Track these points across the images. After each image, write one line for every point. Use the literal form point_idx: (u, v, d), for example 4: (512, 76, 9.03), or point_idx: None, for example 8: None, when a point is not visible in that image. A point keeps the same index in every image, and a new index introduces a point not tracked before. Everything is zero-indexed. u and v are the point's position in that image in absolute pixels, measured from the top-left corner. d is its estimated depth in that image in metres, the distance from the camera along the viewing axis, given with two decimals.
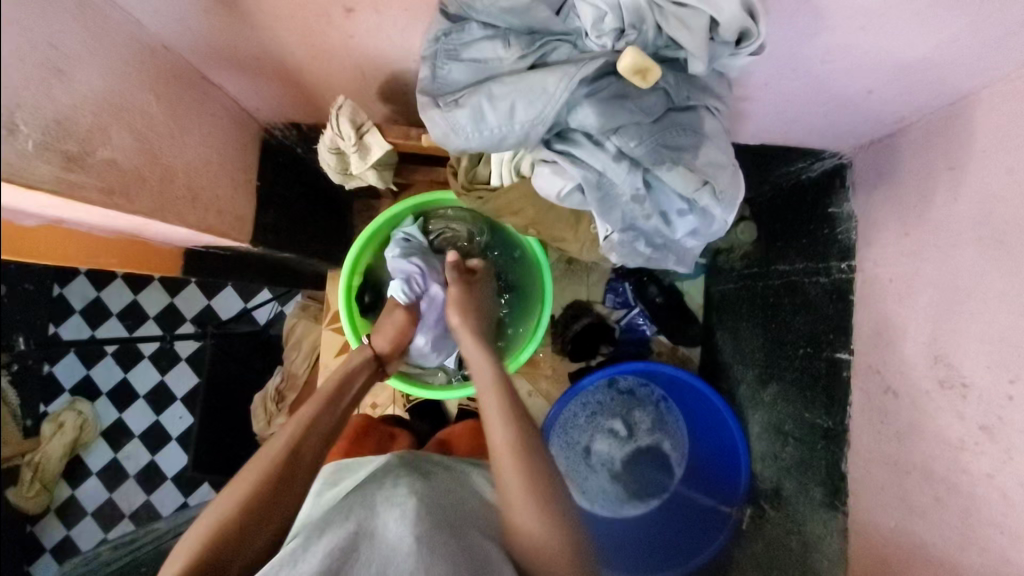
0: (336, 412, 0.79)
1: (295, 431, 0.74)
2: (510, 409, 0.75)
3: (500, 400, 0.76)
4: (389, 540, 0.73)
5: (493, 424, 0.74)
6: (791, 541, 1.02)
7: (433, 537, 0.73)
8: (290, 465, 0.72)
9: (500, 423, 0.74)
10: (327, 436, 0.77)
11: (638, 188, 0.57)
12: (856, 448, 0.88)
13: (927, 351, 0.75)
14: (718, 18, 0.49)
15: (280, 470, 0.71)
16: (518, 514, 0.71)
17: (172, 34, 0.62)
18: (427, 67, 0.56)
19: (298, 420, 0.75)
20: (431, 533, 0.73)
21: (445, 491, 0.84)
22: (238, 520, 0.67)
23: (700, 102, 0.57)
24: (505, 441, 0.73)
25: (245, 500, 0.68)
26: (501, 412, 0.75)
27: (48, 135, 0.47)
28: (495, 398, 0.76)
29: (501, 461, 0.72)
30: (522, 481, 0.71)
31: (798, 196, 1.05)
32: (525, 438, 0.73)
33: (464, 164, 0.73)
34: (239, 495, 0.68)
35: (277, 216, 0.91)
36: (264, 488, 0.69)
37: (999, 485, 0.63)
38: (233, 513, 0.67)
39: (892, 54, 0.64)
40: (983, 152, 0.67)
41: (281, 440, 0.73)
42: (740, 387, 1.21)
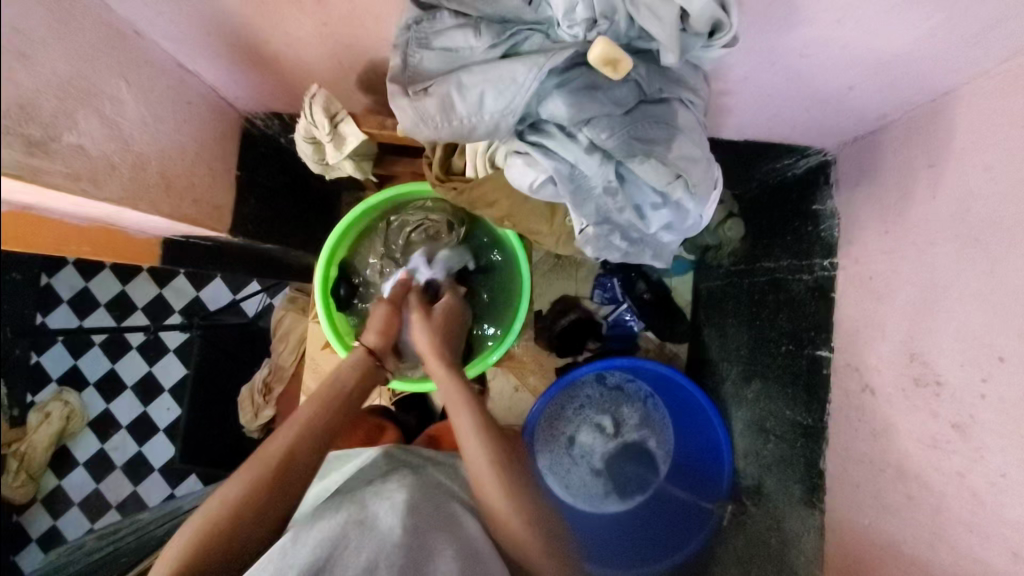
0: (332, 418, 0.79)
1: (291, 435, 0.75)
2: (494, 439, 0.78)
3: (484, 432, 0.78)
4: (380, 531, 0.73)
5: (478, 454, 0.77)
6: (770, 538, 1.02)
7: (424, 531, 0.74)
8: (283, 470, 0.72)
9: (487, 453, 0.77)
10: (324, 436, 0.77)
11: (610, 180, 0.57)
12: (834, 445, 0.88)
13: (903, 349, 0.75)
14: (688, 9, 0.48)
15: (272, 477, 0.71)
16: (515, 536, 0.74)
17: (144, 19, 0.62)
18: (398, 55, 0.54)
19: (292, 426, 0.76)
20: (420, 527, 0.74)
21: (433, 487, 0.84)
22: (231, 524, 0.68)
23: (672, 94, 0.56)
24: (491, 465, 0.76)
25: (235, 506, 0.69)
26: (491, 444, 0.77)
27: (9, 119, 0.46)
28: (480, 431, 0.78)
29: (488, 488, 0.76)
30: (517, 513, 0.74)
31: (784, 193, 1.05)
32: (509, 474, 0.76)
33: (439, 155, 0.72)
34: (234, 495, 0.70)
35: (257, 206, 0.91)
36: (254, 492, 0.70)
37: (969, 484, 0.63)
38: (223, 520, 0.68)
39: (871, 50, 0.64)
40: (961, 150, 0.66)
41: (275, 445, 0.74)
42: (725, 384, 1.21)
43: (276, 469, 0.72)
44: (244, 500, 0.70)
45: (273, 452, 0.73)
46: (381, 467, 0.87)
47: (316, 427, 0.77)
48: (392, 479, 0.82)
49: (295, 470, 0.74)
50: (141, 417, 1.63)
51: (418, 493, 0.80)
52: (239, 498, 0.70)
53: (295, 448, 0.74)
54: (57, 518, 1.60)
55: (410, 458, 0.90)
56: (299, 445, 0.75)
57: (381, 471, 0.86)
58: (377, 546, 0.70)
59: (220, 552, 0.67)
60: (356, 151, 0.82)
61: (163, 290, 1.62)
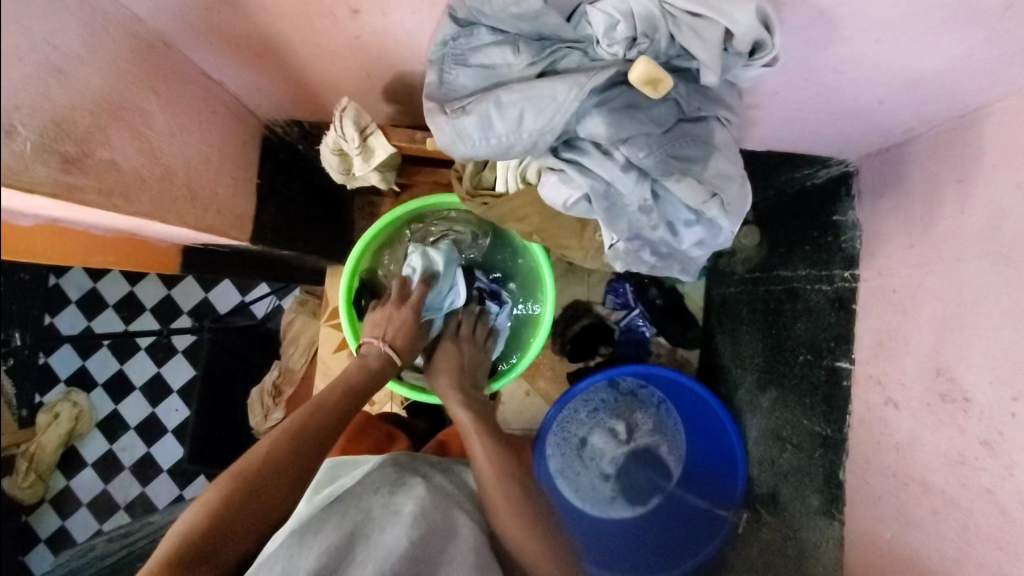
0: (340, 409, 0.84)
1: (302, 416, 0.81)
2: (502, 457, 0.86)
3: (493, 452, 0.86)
4: (386, 548, 0.71)
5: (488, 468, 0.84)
6: (787, 546, 1.02)
7: (431, 548, 0.72)
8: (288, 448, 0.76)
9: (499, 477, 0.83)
10: (333, 421, 0.82)
11: (646, 198, 0.56)
12: (854, 457, 0.88)
13: (929, 364, 0.74)
14: (733, 30, 0.48)
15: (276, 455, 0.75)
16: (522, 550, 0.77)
17: (173, 31, 0.61)
18: (434, 72, 0.55)
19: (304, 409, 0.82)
20: (427, 544, 0.72)
21: (444, 498, 0.82)
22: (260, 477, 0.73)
23: (710, 112, 0.55)
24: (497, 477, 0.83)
25: (262, 462, 0.74)
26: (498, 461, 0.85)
27: (45, 137, 0.45)
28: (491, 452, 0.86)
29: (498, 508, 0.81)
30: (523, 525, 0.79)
31: (803, 201, 1.04)
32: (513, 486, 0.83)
33: (469, 169, 0.73)
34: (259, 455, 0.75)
35: (276, 213, 0.90)
36: (278, 453, 0.75)
37: (998, 502, 0.63)
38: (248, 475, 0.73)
39: (905, 67, 0.64)
40: (992, 166, 0.66)
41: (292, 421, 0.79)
42: (739, 391, 1.21)
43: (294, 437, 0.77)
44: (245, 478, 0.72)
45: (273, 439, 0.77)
46: (386, 472, 0.85)
47: (326, 411, 0.82)
48: (400, 491, 0.82)
49: (302, 450, 0.77)
50: (149, 419, 1.63)
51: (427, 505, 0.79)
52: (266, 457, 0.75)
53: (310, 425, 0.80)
54: (65, 518, 1.59)
55: (417, 466, 0.89)
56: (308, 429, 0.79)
57: (391, 478, 0.84)
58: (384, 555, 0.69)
59: (243, 500, 0.71)
60: (383, 163, 0.81)
61: (171, 292, 1.61)
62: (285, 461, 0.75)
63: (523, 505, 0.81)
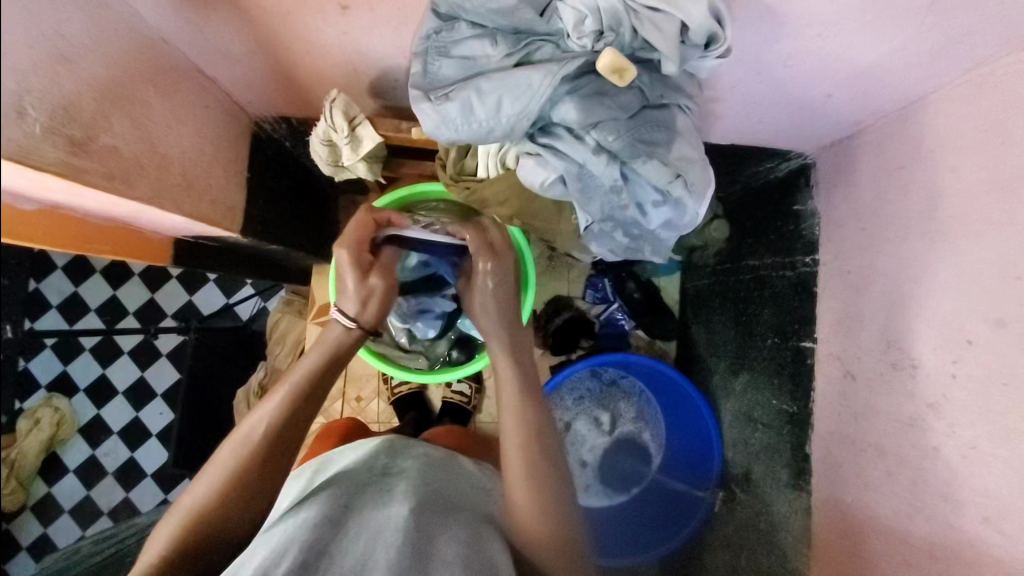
0: (313, 400, 0.72)
1: (267, 418, 0.69)
2: (524, 413, 0.72)
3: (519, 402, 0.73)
4: (378, 525, 0.67)
5: (508, 426, 0.72)
6: (760, 522, 1.07)
7: (425, 519, 0.69)
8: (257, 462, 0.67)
9: (517, 435, 0.71)
10: (303, 418, 0.71)
11: (616, 179, 0.62)
12: (818, 430, 0.94)
13: (881, 337, 0.80)
14: (688, 24, 0.53)
15: (247, 476, 0.67)
16: (525, 518, 0.70)
17: (169, 28, 0.64)
18: (418, 63, 0.59)
19: (267, 409, 0.70)
20: (421, 515, 0.69)
21: (441, 478, 0.80)
22: (230, 493, 0.66)
23: (672, 101, 0.62)
24: (515, 439, 0.71)
25: (233, 471, 0.66)
26: (516, 417, 0.72)
27: (53, 120, 0.49)
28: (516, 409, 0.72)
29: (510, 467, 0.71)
30: (528, 496, 0.69)
31: (766, 194, 1.11)
32: (534, 466, 0.70)
33: (453, 156, 0.79)
34: (227, 464, 0.67)
35: (264, 207, 0.93)
36: (246, 463, 0.67)
37: (943, 457, 0.68)
38: (217, 491, 0.66)
39: (849, 60, 0.70)
40: (929, 152, 0.73)
41: (258, 422, 0.69)
42: (714, 377, 1.26)
43: (262, 444, 0.68)
44: (223, 503, 0.66)
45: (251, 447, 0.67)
46: (379, 459, 0.82)
47: (295, 411, 0.70)
48: (393, 474, 0.78)
49: (275, 456, 0.69)
50: (133, 422, 1.62)
51: (422, 486, 0.76)
52: (236, 465, 0.67)
53: (277, 430, 0.69)
54: (47, 525, 1.58)
55: (411, 450, 0.87)
56: (276, 440, 0.68)
57: (385, 463, 0.81)
58: (378, 531, 0.66)
59: (217, 519, 0.66)
60: (370, 153, 0.85)
61: (155, 294, 1.61)
62: (256, 478, 0.67)
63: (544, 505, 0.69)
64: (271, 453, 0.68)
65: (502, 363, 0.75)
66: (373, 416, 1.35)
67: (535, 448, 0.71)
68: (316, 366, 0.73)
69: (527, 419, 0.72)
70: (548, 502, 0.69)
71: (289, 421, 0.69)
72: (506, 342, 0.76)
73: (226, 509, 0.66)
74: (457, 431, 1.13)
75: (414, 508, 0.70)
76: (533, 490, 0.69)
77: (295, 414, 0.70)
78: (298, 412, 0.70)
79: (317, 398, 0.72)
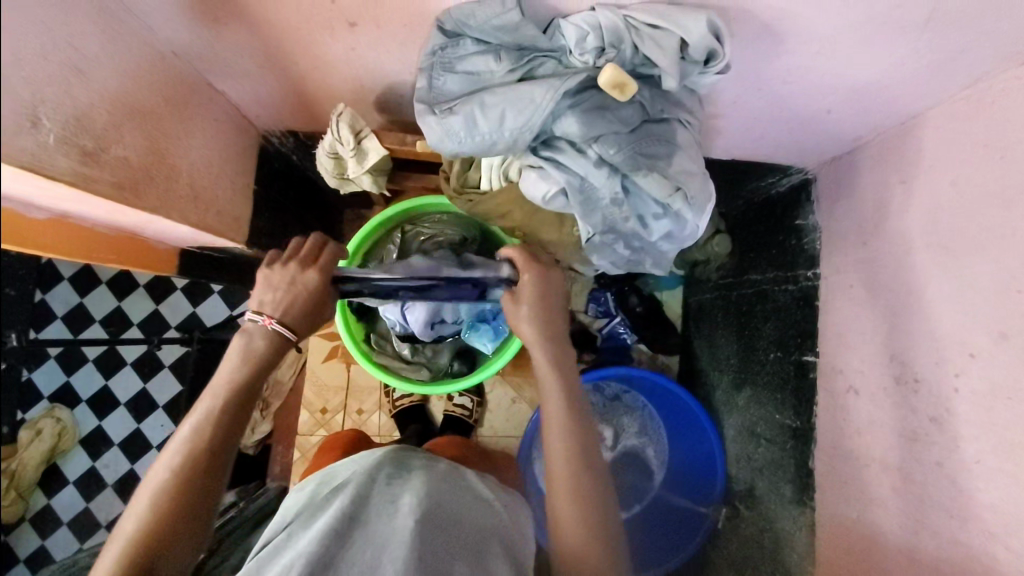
0: (242, 406, 0.65)
1: (194, 435, 0.62)
2: (572, 428, 0.71)
3: (564, 418, 0.71)
4: (382, 536, 0.67)
5: (557, 443, 0.70)
6: (764, 539, 1.06)
7: (428, 530, 0.69)
8: (190, 476, 0.60)
9: (562, 449, 0.70)
10: (235, 425, 0.64)
11: (617, 192, 0.63)
12: (821, 444, 0.93)
13: (884, 351, 0.80)
14: (687, 40, 0.55)
15: (179, 494, 0.60)
16: (568, 534, 0.67)
17: (182, 43, 0.66)
18: (424, 78, 0.61)
19: (192, 419, 0.63)
20: (425, 527, 0.69)
21: (448, 484, 0.80)
22: (163, 522, 0.58)
23: (673, 115, 0.63)
24: (561, 457, 0.70)
25: (167, 496, 0.59)
26: (565, 431, 0.71)
27: (66, 130, 0.50)
28: (561, 424, 0.71)
29: (557, 484, 0.69)
30: (577, 514, 0.67)
31: (768, 209, 1.12)
32: (576, 480, 0.68)
33: (456, 169, 0.80)
34: (157, 493, 0.59)
35: (270, 220, 0.94)
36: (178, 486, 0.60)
37: (947, 472, 0.68)
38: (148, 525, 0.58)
39: (847, 76, 0.71)
40: (928, 168, 0.73)
41: (185, 441, 0.62)
42: (717, 393, 1.26)
43: (195, 461, 0.61)
44: (155, 538, 0.58)
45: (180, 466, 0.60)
46: (383, 469, 0.81)
47: (226, 420, 0.64)
48: (398, 483, 0.77)
49: (210, 473, 0.62)
50: (134, 434, 1.62)
51: (425, 494, 0.75)
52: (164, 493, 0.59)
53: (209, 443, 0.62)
54: (45, 537, 1.57)
55: (412, 460, 0.87)
56: (206, 449, 0.62)
57: (389, 471, 0.81)
58: (382, 543, 0.66)
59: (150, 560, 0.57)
60: (375, 166, 0.86)
61: (159, 306, 1.62)
62: (191, 497, 0.60)
63: (592, 517, 0.67)
64: (205, 465, 0.61)
65: (558, 379, 0.73)
66: (374, 429, 1.34)
67: (578, 461, 0.69)
68: (238, 365, 0.66)
69: (572, 428, 0.71)
70: (592, 516, 0.67)
71: (220, 426, 0.63)
72: (557, 355, 0.75)
73: (161, 541, 0.58)
74: (462, 442, 1.13)
75: (417, 517, 0.69)
76: (579, 504, 0.68)
77: (223, 422, 0.63)
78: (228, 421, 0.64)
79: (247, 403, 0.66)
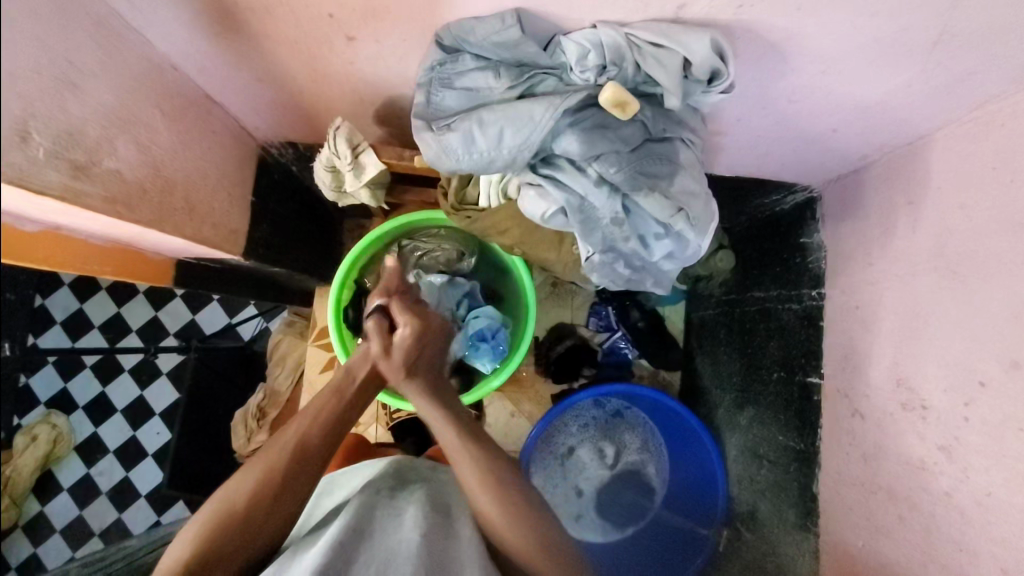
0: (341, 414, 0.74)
1: (302, 427, 0.71)
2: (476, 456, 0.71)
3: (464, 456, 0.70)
4: (390, 548, 0.65)
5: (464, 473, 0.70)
6: (767, 564, 1.03)
7: (434, 542, 0.67)
8: (285, 475, 0.69)
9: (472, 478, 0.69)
10: (333, 432, 0.73)
11: (617, 212, 0.62)
12: (826, 469, 0.91)
13: (890, 376, 0.78)
14: (691, 58, 0.55)
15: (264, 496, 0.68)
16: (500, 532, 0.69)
17: (179, 55, 0.65)
18: (422, 93, 0.61)
19: (303, 418, 0.72)
20: (431, 539, 0.67)
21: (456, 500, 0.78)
22: (255, 501, 0.67)
23: (676, 134, 0.63)
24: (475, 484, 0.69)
25: (265, 478, 0.68)
26: (469, 464, 0.70)
27: (57, 145, 0.49)
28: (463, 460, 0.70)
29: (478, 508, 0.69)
30: (487, 492, 0.69)
31: (772, 226, 1.11)
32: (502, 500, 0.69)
33: (455, 185, 0.82)
34: (262, 472, 0.68)
35: (268, 230, 0.92)
36: (269, 480, 0.68)
37: (956, 503, 0.66)
38: (241, 502, 0.67)
39: (854, 95, 0.70)
40: (936, 190, 0.72)
41: (292, 433, 0.71)
42: (718, 411, 1.23)
43: (292, 457, 0.69)
44: (247, 510, 0.67)
45: (288, 451, 0.70)
46: (385, 481, 0.79)
47: (324, 426, 0.72)
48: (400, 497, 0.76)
49: (304, 468, 0.70)
50: (129, 442, 1.60)
51: (430, 508, 0.73)
52: (263, 477, 0.68)
53: (305, 442, 0.71)
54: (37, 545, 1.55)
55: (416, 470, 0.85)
56: (302, 452, 0.70)
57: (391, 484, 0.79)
58: (389, 556, 0.64)
59: (242, 531, 0.67)
60: (373, 180, 0.85)
61: (160, 313, 1.60)
62: (282, 489, 0.69)
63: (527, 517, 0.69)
64: (301, 461, 0.70)
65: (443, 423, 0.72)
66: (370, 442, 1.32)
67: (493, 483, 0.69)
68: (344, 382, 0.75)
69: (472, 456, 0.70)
70: (525, 523, 0.68)
71: (319, 432, 0.72)
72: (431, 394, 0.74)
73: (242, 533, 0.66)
74: None
75: (422, 532, 0.68)
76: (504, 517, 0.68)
77: (321, 429, 0.72)
78: (327, 427, 0.72)
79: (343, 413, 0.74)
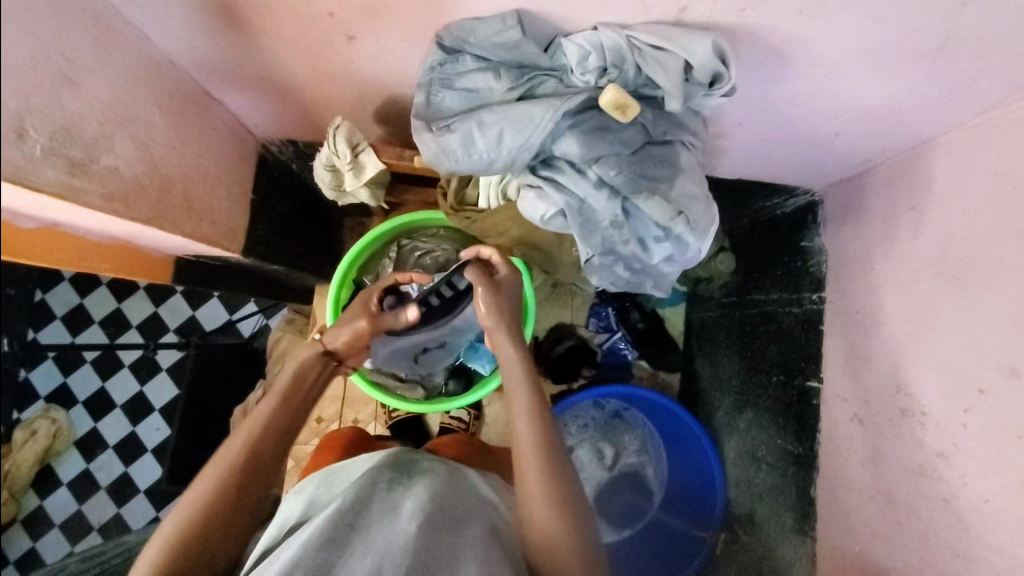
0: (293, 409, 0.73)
1: (247, 435, 0.68)
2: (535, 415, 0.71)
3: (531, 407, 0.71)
4: (385, 540, 0.65)
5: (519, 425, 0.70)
6: (763, 566, 1.03)
7: (431, 536, 0.66)
8: (238, 481, 0.66)
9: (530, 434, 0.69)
10: (286, 432, 0.71)
11: (617, 214, 0.62)
12: (824, 473, 0.91)
13: (889, 381, 0.78)
14: (692, 61, 0.55)
15: (222, 502, 0.64)
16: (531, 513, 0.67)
17: (179, 51, 0.65)
18: (422, 93, 0.60)
19: (249, 425, 0.69)
20: (429, 533, 0.66)
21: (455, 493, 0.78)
22: (213, 509, 0.63)
23: (677, 137, 0.62)
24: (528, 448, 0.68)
25: (218, 486, 0.64)
26: (529, 417, 0.70)
27: (54, 142, 0.49)
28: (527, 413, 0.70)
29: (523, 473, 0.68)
30: (543, 480, 0.67)
31: (774, 229, 1.10)
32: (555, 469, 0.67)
33: (455, 185, 0.81)
34: (213, 482, 0.64)
35: (268, 228, 0.92)
36: (223, 486, 0.64)
37: (954, 510, 0.65)
38: (198, 513, 0.63)
39: (858, 98, 0.70)
40: (938, 194, 0.72)
41: (238, 441, 0.68)
42: (717, 413, 1.23)
43: (245, 461, 0.66)
44: (209, 516, 0.63)
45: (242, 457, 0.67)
46: (382, 476, 0.79)
47: (275, 428, 0.70)
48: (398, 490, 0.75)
49: (260, 470, 0.68)
50: (129, 437, 1.60)
51: (427, 501, 0.73)
52: (214, 487, 0.64)
53: (257, 447, 0.68)
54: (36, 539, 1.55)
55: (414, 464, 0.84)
56: (256, 455, 0.68)
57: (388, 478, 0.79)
58: (384, 547, 0.63)
59: (208, 540, 0.63)
60: (372, 179, 0.85)
61: (160, 308, 1.60)
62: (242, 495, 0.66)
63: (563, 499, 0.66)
64: (255, 465, 0.67)
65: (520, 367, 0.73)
66: None
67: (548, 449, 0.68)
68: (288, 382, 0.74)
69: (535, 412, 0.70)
70: (564, 504, 0.66)
71: (267, 434, 0.69)
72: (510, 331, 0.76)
73: (205, 538, 0.63)
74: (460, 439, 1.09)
75: (420, 525, 0.67)
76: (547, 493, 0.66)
77: (271, 430, 0.70)
78: (279, 425, 0.71)
79: (295, 411, 0.73)
